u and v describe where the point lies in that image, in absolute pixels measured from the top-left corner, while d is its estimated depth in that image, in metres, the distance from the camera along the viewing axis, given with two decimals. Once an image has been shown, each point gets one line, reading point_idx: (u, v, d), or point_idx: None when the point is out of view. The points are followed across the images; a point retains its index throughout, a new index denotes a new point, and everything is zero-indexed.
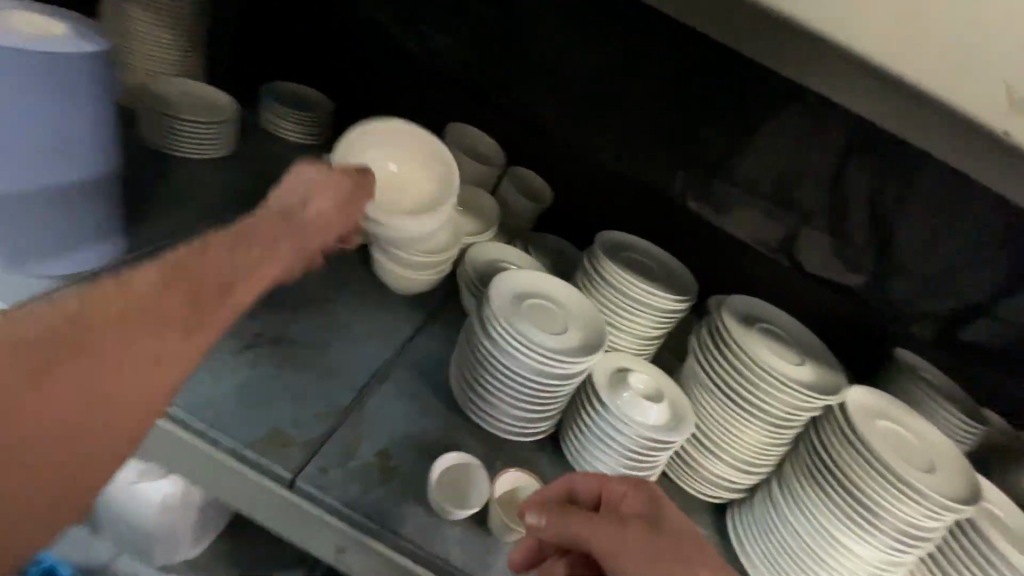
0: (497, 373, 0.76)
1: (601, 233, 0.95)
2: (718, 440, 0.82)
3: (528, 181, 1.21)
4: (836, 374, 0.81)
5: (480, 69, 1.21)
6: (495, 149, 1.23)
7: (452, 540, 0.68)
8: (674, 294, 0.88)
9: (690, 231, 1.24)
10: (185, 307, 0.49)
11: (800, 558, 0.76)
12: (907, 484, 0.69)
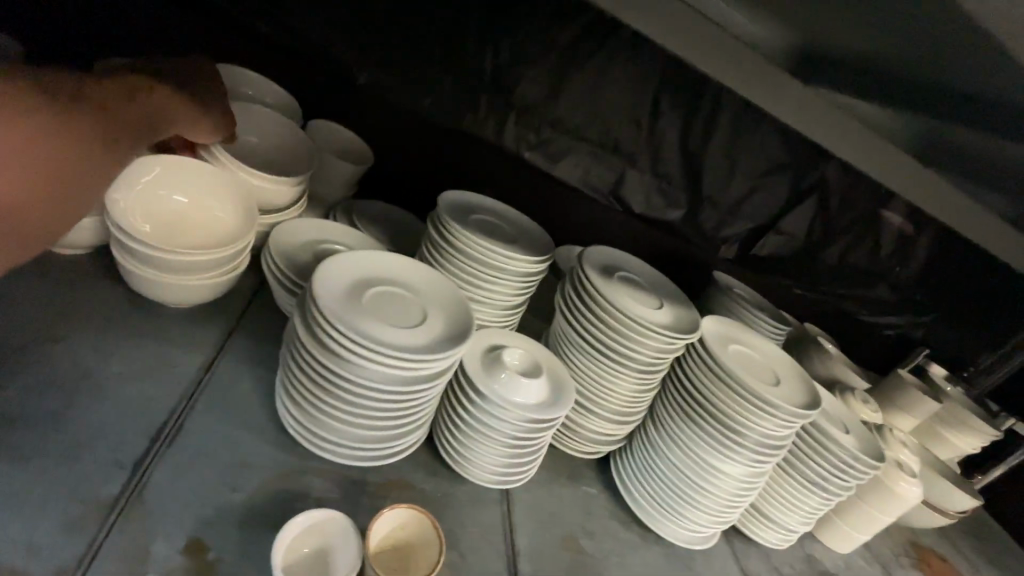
0: (343, 392, 0.59)
1: (439, 196, 0.81)
2: (594, 399, 0.76)
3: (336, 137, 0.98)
4: (689, 309, 0.80)
5: None
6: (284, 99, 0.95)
7: None
8: (532, 256, 0.78)
9: (526, 183, 1.18)
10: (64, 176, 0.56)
11: (676, 488, 0.76)
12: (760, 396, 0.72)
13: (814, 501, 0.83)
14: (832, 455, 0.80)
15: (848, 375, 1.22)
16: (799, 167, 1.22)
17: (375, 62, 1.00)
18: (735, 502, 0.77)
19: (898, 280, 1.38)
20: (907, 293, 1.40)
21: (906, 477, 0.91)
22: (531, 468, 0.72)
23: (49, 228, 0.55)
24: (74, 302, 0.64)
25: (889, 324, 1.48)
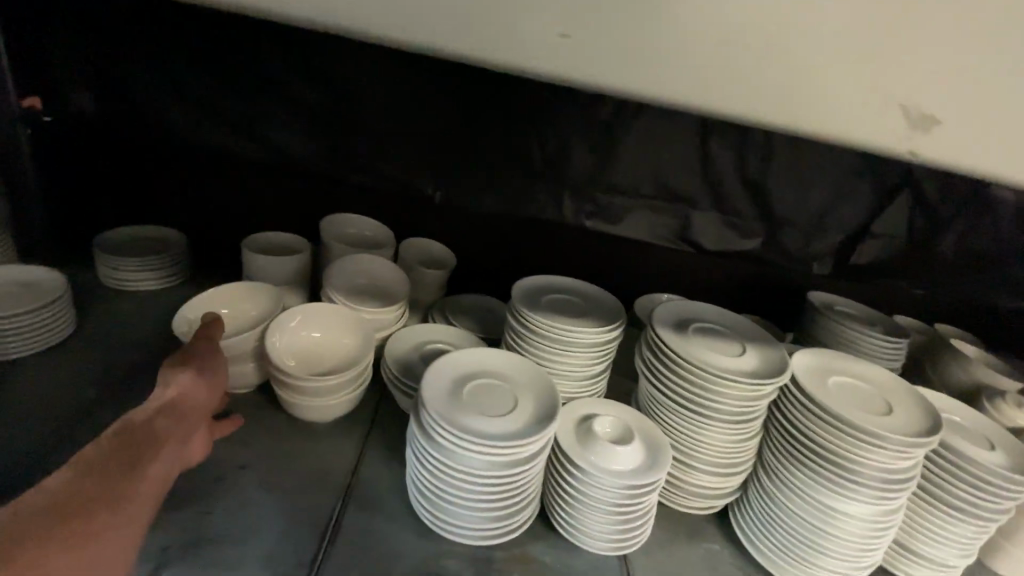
0: (459, 483, 0.68)
1: (514, 285, 0.91)
2: (693, 451, 0.78)
3: (423, 250, 1.14)
4: (770, 349, 0.80)
5: (338, 158, 1.16)
6: (380, 229, 1.14)
7: None
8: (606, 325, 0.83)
9: (595, 249, 1.26)
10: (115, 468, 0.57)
11: (802, 537, 0.74)
12: (873, 433, 0.69)
13: (969, 531, 0.77)
14: (973, 478, 0.75)
15: (998, 379, 1.09)
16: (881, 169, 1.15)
17: (445, 180, 1.17)
18: (869, 543, 0.73)
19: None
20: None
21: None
22: (642, 527, 0.75)
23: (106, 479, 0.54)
24: (248, 435, 0.82)
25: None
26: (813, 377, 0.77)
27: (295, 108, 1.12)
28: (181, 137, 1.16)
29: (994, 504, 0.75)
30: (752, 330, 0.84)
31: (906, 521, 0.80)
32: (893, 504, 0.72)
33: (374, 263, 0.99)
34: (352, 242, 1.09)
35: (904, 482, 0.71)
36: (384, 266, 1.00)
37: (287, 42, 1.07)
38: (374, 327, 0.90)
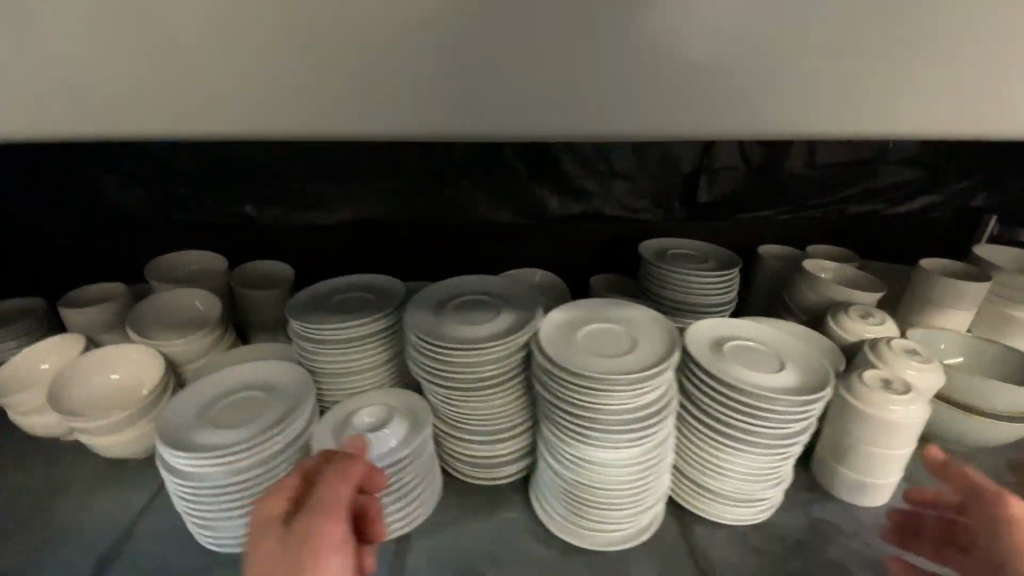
0: (204, 500, 0.69)
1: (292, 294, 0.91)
2: (456, 421, 0.79)
3: (262, 271, 1.17)
4: (526, 308, 0.79)
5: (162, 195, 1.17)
6: (212, 260, 1.16)
7: None
8: (365, 315, 0.82)
9: (438, 240, 1.24)
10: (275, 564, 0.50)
11: (576, 493, 0.74)
12: (602, 383, 0.67)
13: (756, 458, 0.76)
14: (741, 406, 0.73)
15: (850, 294, 1.03)
16: None
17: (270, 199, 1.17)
18: (639, 486, 0.73)
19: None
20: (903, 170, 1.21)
21: (891, 395, 0.75)
22: (416, 510, 0.76)
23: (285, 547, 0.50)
24: (53, 482, 0.83)
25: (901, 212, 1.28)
26: (561, 334, 0.74)
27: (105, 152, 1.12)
28: None
29: (771, 427, 0.73)
30: (515, 293, 0.83)
31: (700, 460, 0.79)
32: (650, 444, 0.71)
33: (194, 297, 1.03)
34: (182, 277, 1.12)
35: (655, 422, 0.70)
36: (200, 297, 1.03)
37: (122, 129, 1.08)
38: (177, 357, 0.92)
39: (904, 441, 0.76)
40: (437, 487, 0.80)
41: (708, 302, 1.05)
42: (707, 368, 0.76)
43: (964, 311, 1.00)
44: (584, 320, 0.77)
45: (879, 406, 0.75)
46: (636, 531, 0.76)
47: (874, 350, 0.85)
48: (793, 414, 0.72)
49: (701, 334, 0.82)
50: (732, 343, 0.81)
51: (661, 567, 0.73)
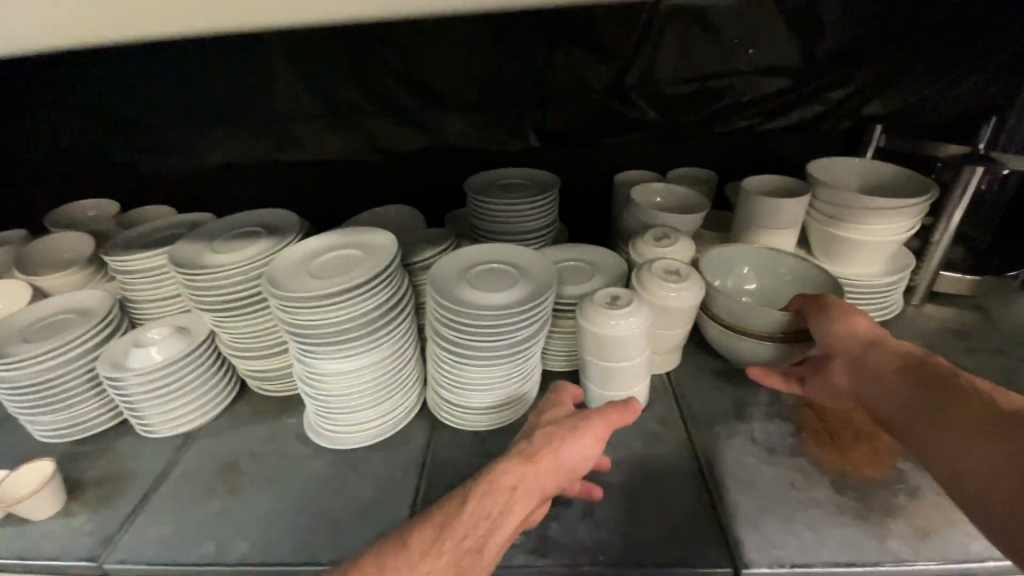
0: (10, 400, 0.85)
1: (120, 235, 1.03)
2: (226, 339, 0.88)
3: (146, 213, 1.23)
4: (280, 237, 0.87)
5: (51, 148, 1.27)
6: (109, 205, 1.27)
7: None
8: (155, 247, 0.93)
9: (301, 180, 1.27)
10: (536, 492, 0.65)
11: (313, 399, 0.82)
12: (306, 298, 0.73)
13: (480, 369, 0.80)
14: (452, 321, 0.78)
15: (667, 220, 1.00)
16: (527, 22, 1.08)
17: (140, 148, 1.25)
18: (366, 390, 0.81)
19: (746, 72, 1.12)
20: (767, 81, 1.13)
21: (607, 310, 0.78)
22: (196, 411, 0.90)
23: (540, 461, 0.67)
24: None
25: (780, 127, 1.19)
26: (295, 258, 0.80)
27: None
28: None
29: (484, 341, 0.78)
30: (285, 224, 0.89)
31: (438, 373, 0.84)
32: (368, 352, 0.80)
33: (72, 237, 1.16)
34: (79, 222, 1.23)
35: (366, 332, 0.78)
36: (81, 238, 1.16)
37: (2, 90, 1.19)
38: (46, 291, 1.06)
39: (629, 351, 0.79)
40: (221, 405, 0.92)
41: (529, 227, 1.07)
42: (437, 290, 0.81)
43: (785, 228, 0.95)
44: (325, 245, 0.82)
45: (596, 321, 0.78)
46: (375, 433, 0.84)
47: (637, 274, 0.86)
48: (501, 327, 0.77)
49: (450, 262, 0.86)
50: (476, 268, 0.85)
51: (394, 464, 0.81)
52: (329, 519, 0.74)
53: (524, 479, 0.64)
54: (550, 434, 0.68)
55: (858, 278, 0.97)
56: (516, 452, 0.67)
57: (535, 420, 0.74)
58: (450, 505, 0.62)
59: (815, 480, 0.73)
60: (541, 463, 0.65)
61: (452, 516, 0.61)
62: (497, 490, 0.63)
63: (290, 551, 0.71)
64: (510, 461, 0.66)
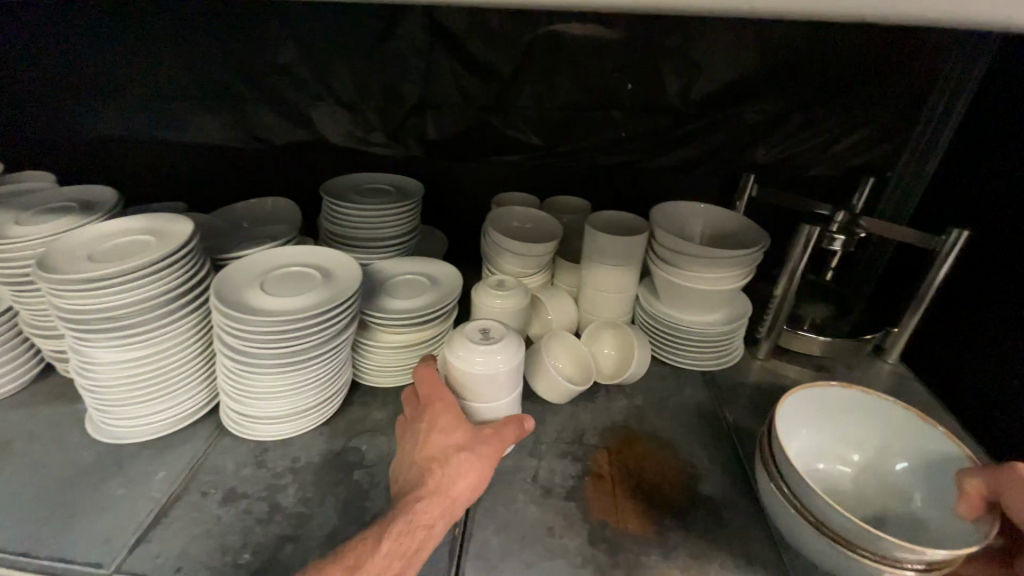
0: None
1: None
2: (25, 316, 0.83)
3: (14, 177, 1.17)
4: (93, 214, 0.84)
5: None
6: None
7: None
8: None
9: (182, 159, 1.25)
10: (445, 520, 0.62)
11: (85, 386, 0.77)
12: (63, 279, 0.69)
13: (258, 376, 0.77)
14: (227, 323, 0.74)
15: (520, 250, 0.97)
16: (407, 27, 1.05)
17: (18, 109, 1.21)
18: (137, 383, 0.77)
19: (627, 106, 1.10)
20: (648, 119, 1.12)
21: (473, 345, 0.73)
22: None
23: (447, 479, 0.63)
24: None
25: (662, 164, 1.18)
26: (84, 241, 0.77)
27: None
28: None
29: (257, 347, 0.74)
30: (99, 207, 0.86)
31: (222, 375, 0.80)
32: (138, 344, 0.75)
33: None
34: None
35: (137, 322, 0.74)
36: None
37: None
38: None
39: (491, 388, 0.73)
40: (13, 385, 0.88)
41: (384, 234, 1.03)
42: (225, 286, 0.78)
43: (620, 265, 0.93)
44: (122, 231, 0.80)
45: (459, 353, 0.73)
46: (150, 429, 0.80)
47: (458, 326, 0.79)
48: (277, 334, 0.73)
49: (259, 260, 0.84)
50: (279, 272, 0.82)
51: (162, 463, 0.77)
52: (68, 512, 0.70)
53: (443, 511, 0.62)
54: (465, 460, 0.65)
55: (695, 326, 0.94)
56: (432, 482, 0.63)
57: (440, 432, 0.67)
58: (361, 544, 0.58)
59: (575, 528, 0.70)
60: (457, 493, 0.63)
61: (368, 555, 0.57)
62: (413, 530, 0.59)
63: (12, 541, 0.67)
64: (425, 491, 0.62)
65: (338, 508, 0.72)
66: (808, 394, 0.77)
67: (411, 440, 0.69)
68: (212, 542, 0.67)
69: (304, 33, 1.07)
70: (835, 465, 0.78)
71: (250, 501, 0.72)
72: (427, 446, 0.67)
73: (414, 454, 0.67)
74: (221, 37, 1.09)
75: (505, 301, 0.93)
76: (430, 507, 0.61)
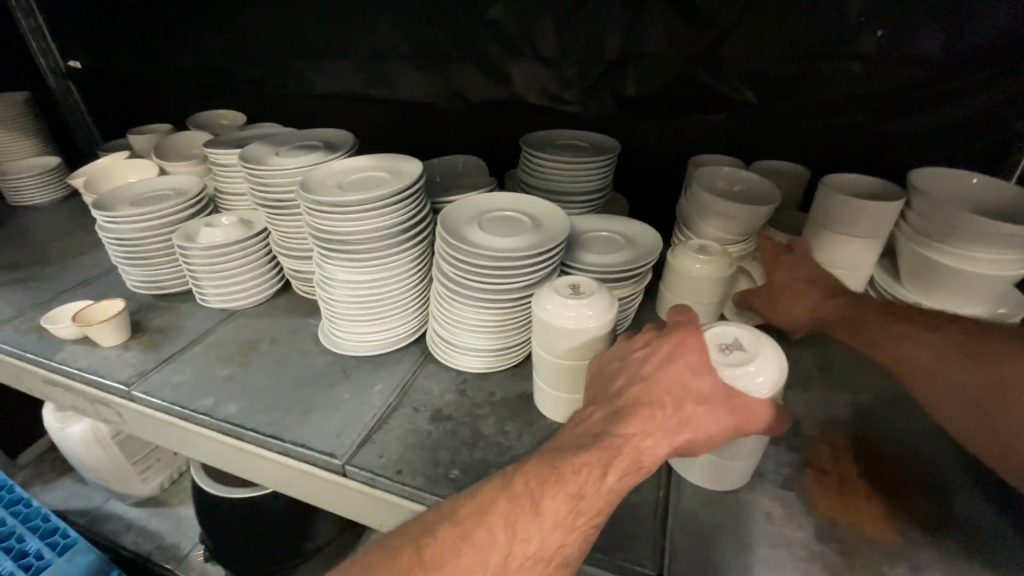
0: (117, 251, 1.04)
1: (218, 138, 1.20)
2: (277, 238, 0.97)
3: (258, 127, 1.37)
4: (335, 152, 0.94)
5: (205, 63, 1.49)
6: (236, 116, 1.46)
7: (72, 351, 0.96)
8: (238, 148, 1.06)
9: (388, 117, 1.36)
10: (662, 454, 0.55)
11: (324, 299, 0.88)
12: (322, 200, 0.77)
13: (468, 310, 0.80)
14: (451, 256, 0.78)
15: (733, 215, 0.87)
16: None
17: (267, 71, 1.41)
18: (365, 302, 0.85)
19: (869, 59, 0.95)
20: (894, 74, 0.95)
21: (564, 299, 0.69)
22: (237, 297, 1.02)
23: (670, 416, 0.56)
24: (95, 242, 1.28)
25: (903, 129, 1.00)
26: (334, 174, 0.87)
27: (169, 26, 1.47)
28: (120, 59, 1.59)
29: (475, 280, 0.77)
30: (341, 147, 0.96)
31: (436, 306, 0.86)
32: (370, 265, 0.83)
33: (195, 133, 1.35)
34: (210, 126, 1.43)
35: (373, 245, 0.81)
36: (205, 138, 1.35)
37: (185, 7, 1.41)
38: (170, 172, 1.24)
39: (585, 352, 0.70)
40: (256, 296, 1.03)
41: (577, 189, 1.02)
42: (447, 222, 0.82)
43: (857, 235, 0.80)
44: (364, 167, 0.88)
45: (550, 309, 0.70)
46: (368, 347, 0.88)
47: (548, 282, 0.75)
48: (495, 270, 0.76)
49: (469, 203, 0.87)
50: (494, 215, 0.85)
51: (376, 378, 0.85)
52: (304, 406, 0.80)
53: (662, 453, 0.55)
54: (701, 411, 0.56)
55: (951, 318, 0.79)
56: (659, 418, 0.55)
57: (689, 371, 0.58)
58: (586, 471, 0.53)
59: (791, 516, 0.63)
60: (681, 439, 0.56)
61: (595, 482, 0.52)
62: (637, 470, 0.53)
63: (263, 424, 0.78)
64: (650, 425, 0.55)
65: (534, 444, 0.73)
66: None
67: (652, 358, 0.60)
68: (423, 453, 0.72)
69: None
70: None
71: (453, 424, 0.76)
72: (673, 377, 0.58)
73: (654, 371, 0.59)
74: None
75: (707, 268, 0.85)
76: (650, 442, 0.54)
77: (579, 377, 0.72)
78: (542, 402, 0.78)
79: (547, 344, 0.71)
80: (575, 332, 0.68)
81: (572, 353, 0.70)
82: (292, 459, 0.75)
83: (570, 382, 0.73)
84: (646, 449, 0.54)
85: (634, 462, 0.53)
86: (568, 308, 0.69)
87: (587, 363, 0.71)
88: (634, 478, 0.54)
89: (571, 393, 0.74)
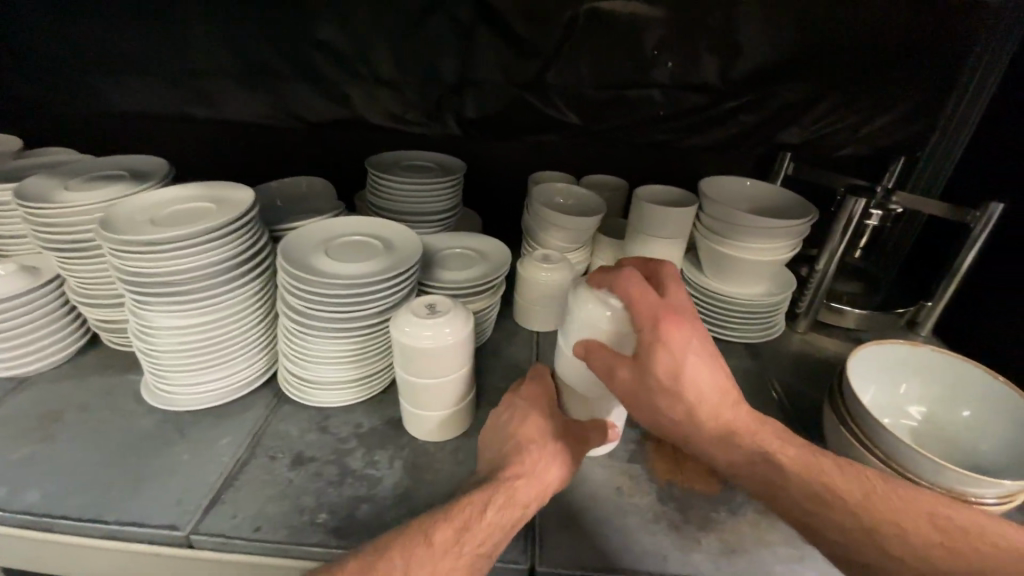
0: None
1: None
2: (73, 284, 0.82)
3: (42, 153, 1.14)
4: (146, 182, 0.83)
5: None
6: (9, 138, 1.20)
7: None
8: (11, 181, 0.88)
9: (216, 137, 1.24)
10: (533, 495, 0.60)
11: (146, 350, 0.77)
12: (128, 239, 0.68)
13: (320, 342, 0.77)
14: (296, 287, 0.74)
15: (569, 226, 0.96)
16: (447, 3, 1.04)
17: (48, 85, 1.19)
18: (198, 348, 0.76)
19: (665, 86, 1.12)
20: (685, 98, 1.14)
21: (420, 320, 0.70)
22: (27, 360, 0.84)
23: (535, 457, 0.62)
24: None
25: (696, 144, 1.20)
26: (148, 208, 0.77)
27: None
28: None
29: (325, 310, 0.74)
30: (152, 177, 0.85)
31: (285, 341, 0.80)
32: (200, 307, 0.74)
33: None
34: None
35: (201, 285, 0.73)
36: None
37: None
38: None
39: (446, 369, 0.72)
40: (55, 357, 0.86)
41: (427, 209, 1.03)
42: (289, 252, 0.78)
43: (668, 236, 0.94)
44: (186, 198, 0.80)
45: (408, 331, 0.70)
46: (207, 397, 0.80)
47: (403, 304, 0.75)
48: (346, 298, 0.73)
49: (313, 230, 0.84)
50: (341, 240, 0.83)
51: (223, 431, 0.77)
52: (132, 478, 0.69)
53: (534, 493, 0.60)
54: (558, 449, 0.64)
55: (742, 298, 0.97)
56: (528, 459, 0.62)
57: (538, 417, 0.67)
58: (470, 507, 0.56)
59: (641, 486, 0.72)
60: (548, 479, 0.62)
61: (475, 520, 0.55)
62: (512, 505, 0.58)
63: (78, 507, 0.66)
64: (520, 469, 0.61)
65: (406, 469, 0.73)
66: (880, 350, 0.84)
67: (507, 415, 0.68)
68: (286, 503, 0.67)
69: (343, 10, 1.06)
70: (896, 417, 0.84)
71: (318, 465, 0.72)
72: (531, 424, 0.65)
73: (514, 424, 0.66)
74: (256, 12, 1.07)
75: (553, 275, 0.93)
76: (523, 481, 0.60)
77: (444, 394, 0.74)
78: (410, 424, 0.77)
79: (409, 366, 0.71)
80: (433, 352, 0.69)
81: (433, 372, 0.71)
82: (122, 541, 0.65)
83: (435, 400, 0.74)
84: (521, 489, 0.59)
85: (510, 504, 0.58)
86: (424, 330, 0.70)
87: (450, 380, 0.73)
88: (515, 518, 0.58)
89: (437, 410, 0.75)
